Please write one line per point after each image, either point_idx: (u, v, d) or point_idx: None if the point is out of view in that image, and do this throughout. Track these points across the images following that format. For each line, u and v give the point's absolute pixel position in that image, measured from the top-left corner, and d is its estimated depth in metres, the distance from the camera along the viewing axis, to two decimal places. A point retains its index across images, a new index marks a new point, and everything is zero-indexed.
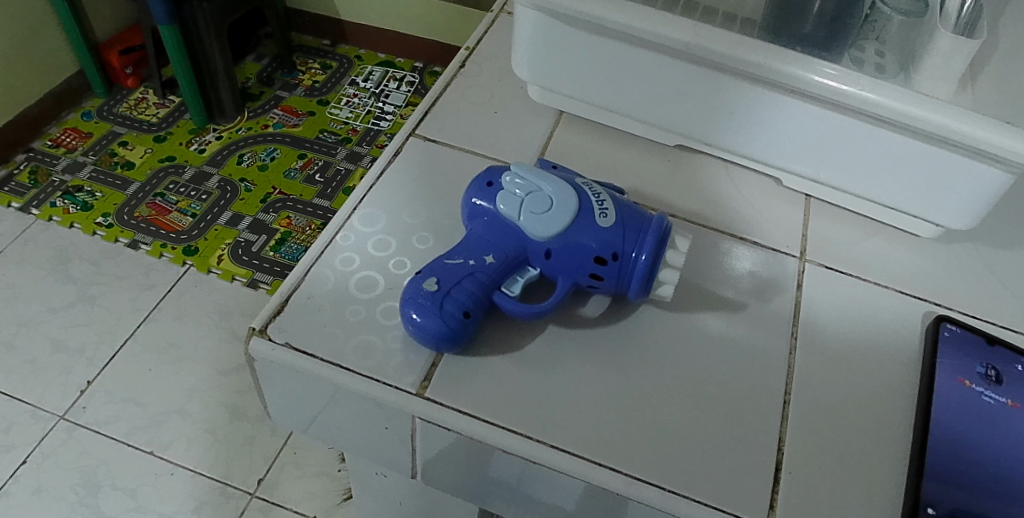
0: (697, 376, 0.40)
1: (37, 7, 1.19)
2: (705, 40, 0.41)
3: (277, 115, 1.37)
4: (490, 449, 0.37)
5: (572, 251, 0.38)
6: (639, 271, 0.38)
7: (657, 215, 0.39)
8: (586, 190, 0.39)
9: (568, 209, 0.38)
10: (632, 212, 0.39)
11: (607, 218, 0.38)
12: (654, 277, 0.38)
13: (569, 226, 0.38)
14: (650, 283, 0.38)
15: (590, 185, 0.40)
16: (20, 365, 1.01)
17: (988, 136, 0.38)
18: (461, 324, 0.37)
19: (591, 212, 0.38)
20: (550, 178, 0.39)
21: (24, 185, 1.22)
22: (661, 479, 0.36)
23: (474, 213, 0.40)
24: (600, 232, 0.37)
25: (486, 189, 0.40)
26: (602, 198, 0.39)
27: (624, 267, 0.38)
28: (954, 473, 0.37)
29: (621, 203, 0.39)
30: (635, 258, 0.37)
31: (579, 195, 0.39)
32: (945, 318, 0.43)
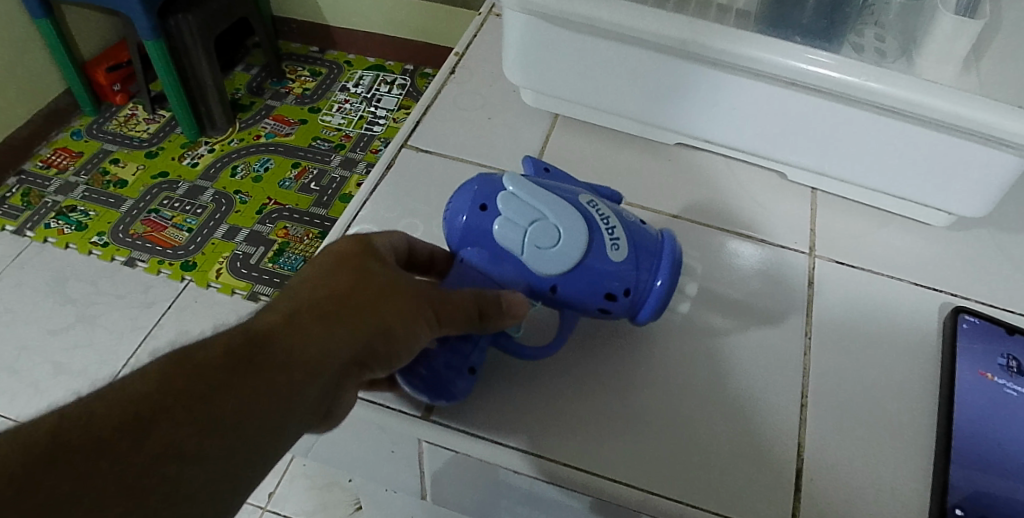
0: (711, 383, 0.39)
1: (20, 27, 1.18)
2: (703, 37, 0.40)
3: (268, 125, 1.36)
4: (501, 467, 0.36)
5: (582, 288, 0.35)
6: (652, 302, 0.36)
7: (666, 239, 0.37)
8: (594, 211, 0.36)
9: (579, 242, 0.34)
10: (643, 238, 0.37)
11: (619, 250, 0.35)
12: (666, 305, 0.37)
13: (581, 261, 0.35)
14: (661, 310, 0.37)
15: (595, 203, 0.36)
16: (23, 389, 1.00)
17: (1000, 121, 0.37)
18: (469, 381, 0.36)
19: (602, 243, 0.35)
20: (553, 201, 0.35)
21: (17, 207, 1.21)
22: (680, 493, 0.35)
23: (467, 240, 0.36)
24: (613, 268, 0.35)
25: (480, 212, 0.35)
26: (610, 222, 0.36)
27: (637, 298, 0.36)
28: (981, 468, 0.35)
29: (630, 226, 0.37)
30: (648, 290, 0.36)
31: (588, 220, 0.35)
32: (963, 308, 0.42)
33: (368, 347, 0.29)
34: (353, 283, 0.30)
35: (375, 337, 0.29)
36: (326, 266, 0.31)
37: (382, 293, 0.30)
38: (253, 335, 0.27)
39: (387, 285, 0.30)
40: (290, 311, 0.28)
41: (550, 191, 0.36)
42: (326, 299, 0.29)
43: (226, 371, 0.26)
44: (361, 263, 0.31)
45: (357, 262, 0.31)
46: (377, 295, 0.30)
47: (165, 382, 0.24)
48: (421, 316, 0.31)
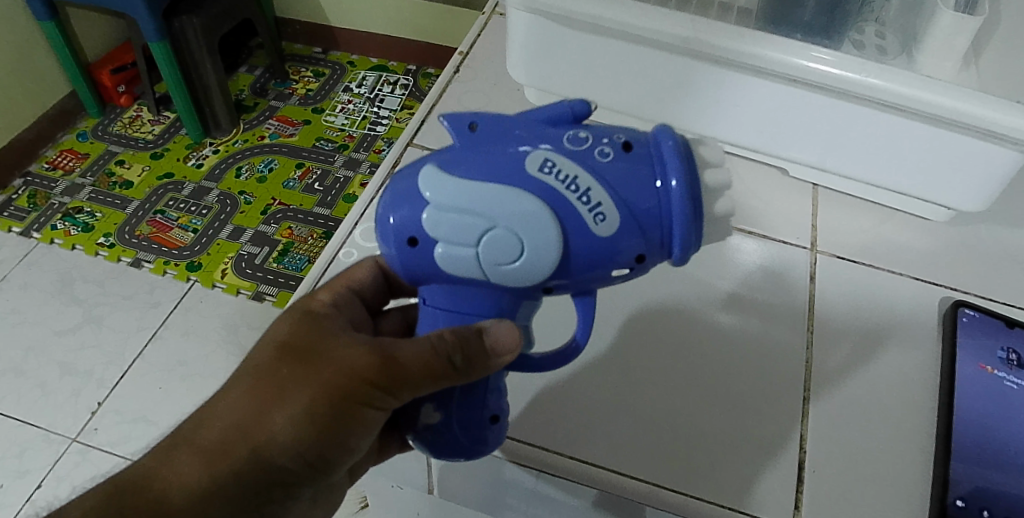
0: (714, 376, 0.40)
1: (24, 29, 1.18)
2: (705, 34, 0.41)
3: (273, 126, 1.37)
4: (507, 460, 0.37)
5: (582, 275, 0.28)
6: (678, 247, 0.27)
7: (666, 155, 0.26)
8: (552, 180, 0.26)
9: (550, 236, 0.26)
10: (634, 179, 0.26)
11: (606, 220, 0.26)
12: (700, 232, 0.27)
13: (566, 255, 0.27)
14: (698, 237, 0.27)
15: (550, 162, 0.26)
16: (31, 389, 1.01)
17: (999, 116, 0.37)
18: (498, 430, 0.32)
19: (580, 220, 0.26)
20: (493, 198, 0.26)
21: (23, 209, 1.21)
22: (684, 485, 0.35)
23: (412, 274, 0.29)
24: (610, 245, 0.26)
25: (412, 247, 0.28)
26: (579, 183, 0.26)
27: (657, 256, 0.28)
28: (981, 459, 0.36)
29: (609, 168, 0.26)
30: (667, 243, 0.27)
31: (549, 200, 0.26)
32: (963, 302, 0.42)
33: (298, 455, 0.30)
34: (257, 393, 0.30)
35: (292, 449, 0.30)
36: (244, 372, 0.31)
37: (283, 401, 0.29)
38: (170, 463, 0.30)
39: (319, 378, 0.29)
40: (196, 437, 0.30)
41: (485, 180, 0.26)
42: (233, 416, 0.30)
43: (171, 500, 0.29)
44: (298, 350, 0.30)
45: (292, 351, 0.30)
46: (278, 404, 0.30)
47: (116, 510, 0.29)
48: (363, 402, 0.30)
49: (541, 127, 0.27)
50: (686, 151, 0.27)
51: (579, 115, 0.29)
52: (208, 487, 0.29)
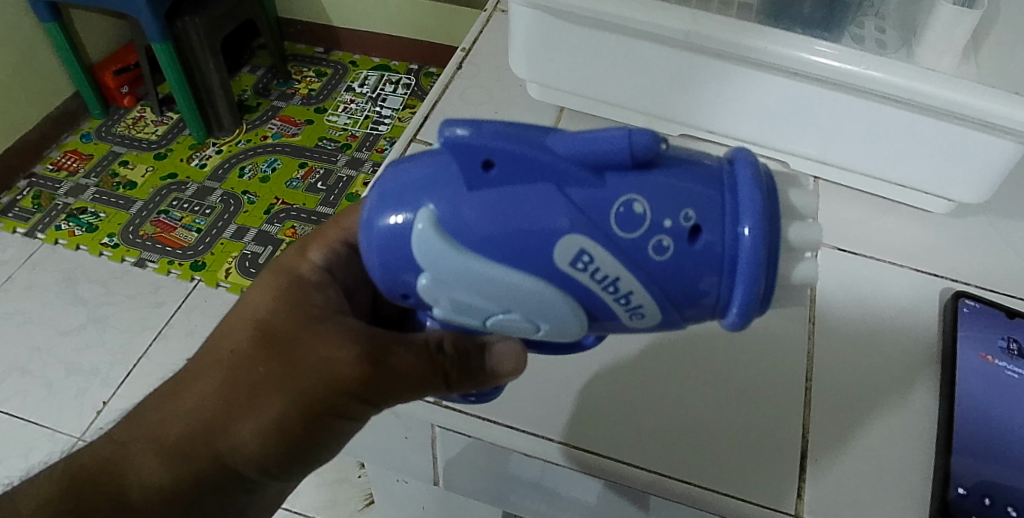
0: (717, 368, 0.40)
1: (28, 31, 1.19)
2: (706, 29, 0.41)
3: (275, 125, 1.37)
4: (513, 449, 0.37)
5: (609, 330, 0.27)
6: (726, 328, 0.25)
7: (744, 251, 0.22)
8: (586, 277, 0.23)
9: (570, 326, 0.25)
10: (687, 274, 0.23)
11: (641, 314, 0.24)
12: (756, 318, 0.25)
13: (589, 329, 0.26)
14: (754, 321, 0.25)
15: (586, 255, 0.23)
16: (36, 389, 1.02)
17: (997, 107, 0.38)
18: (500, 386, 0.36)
19: (612, 310, 0.25)
20: (509, 290, 0.24)
21: (27, 210, 1.22)
22: (689, 474, 0.36)
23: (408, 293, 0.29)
24: (642, 326, 0.25)
25: (405, 297, 0.27)
26: (618, 283, 0.23)
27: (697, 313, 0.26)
28: (982, 446, 0.36)
29: (660, 265, 0.23)
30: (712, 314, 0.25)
31: (576, 294, 0.24)
32: (964, 293, 0.42)
33: (267, 458, 0.31)
34: (228, 394, 0.30)
35: (262, 453, 0.31)
36: (216, 366, 0.31)
37: (253, 406, 0.30)
38: (142, 455, 0.31)
39: (292, 386, 0.30)
40: (167, 432, 0.31)
41: (501, 262, 0.24)
42: (205, 415, 0.31)
43: (137, 495, 0.30)
44: (276, 348, 0.30)
45: (267, 348, 0.31)
46: (248, 408, 0.30)
47: (85, 496, 0.31)
48: (338, 414, 0.31)
49: (579, 189, 0.23)
50: (767, 241, 0.22)
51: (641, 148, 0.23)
52: (176, 481, 0.31)
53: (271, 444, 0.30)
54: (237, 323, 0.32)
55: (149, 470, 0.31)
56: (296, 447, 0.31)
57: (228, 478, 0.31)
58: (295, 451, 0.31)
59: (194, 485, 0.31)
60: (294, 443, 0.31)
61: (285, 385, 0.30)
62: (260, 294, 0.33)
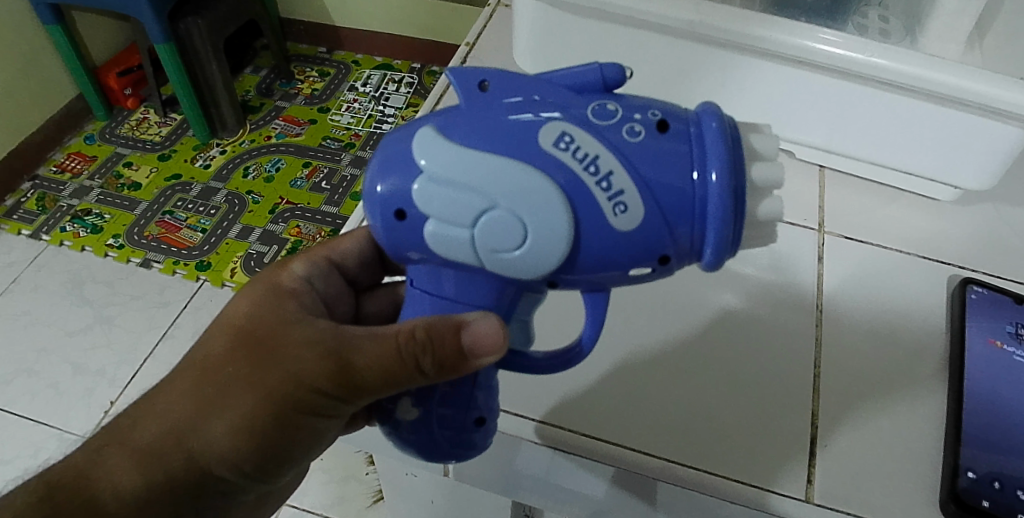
0: (726, 356, 0.40)
1: (31, 34, 1.20)
2: (710, 18, 0.41)
3: (279, 125, 1.38)
4: (524, 439, 0.37)
5: (595, 268, 0.27)
6: (711, 245, 0.26)
7: (709, 137, 0.25)
8: (568, 157, 0.25)
9: (556, 224, 0.25)
10: (665, 161, 0.25)
11: (625, 207, 0.25)
12: (734, 233, 0.26)
13: (575, 249, 0.26)
14: (732, 241, 0.26)
15: (568, 136, 0.25)
16: (44, 389, 1.02)
17: (1002, 93, 0.38)
18: (479, 431, 0.32)
19: (597, 208, 0.25)
20: (500, 171, 0.25)
21: (32, 212, 1.23)
22: (697, 460, 0.36)
23: (404, 253, 0.29)
24: (628, 231, 0.25)
25: (399, 220, 0.27)
26: (599, 162, 0.25)
27: (681, 259, 0.27)
28: (991, 429, 0.36)
29: (636, 147, 0.25)
30: (696, 243, 0.26)
31: (561, 179, 0.25)
32: (972, 280, 0.42)
33: (238, 456, 0.32)
34: (202, 394, 0.32)
35: (233, 451, 0.32)
36: (195, 367, 0.33)
37: (226, 404, 0.31)
38: (118, 457, 0.32)
39: (264, 380, 0.31)
40: (144, 433, 0.32)
41: (492, 147, 0.25)
42: (180, 416, 0.32)
43: (110, 497, 0.32)
44: (250, 347, 0.32)
45: (241, 348, 0.32)
46: (220, 406, 0.31)
47: (58, 501, 0.32)
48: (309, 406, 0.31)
49: (559, 94, 0.26)
50: (730, 137, 0.26)
51: (612, 81, 0.28)
52: (149, 483, 0.32)
53: (242, 441, 0.31)
54: (217, 328, 0.34)
55: (122, 473, 0.32)
56: (266, 445, 0.32)
57: (202, 476, 0.32)
58: (265, 452, 0.32)
59: (168, 486, 0.32)
60: (264, 440, 0.32)
61: (256, 383, 0.31)
62: (241, 298, 0.35)
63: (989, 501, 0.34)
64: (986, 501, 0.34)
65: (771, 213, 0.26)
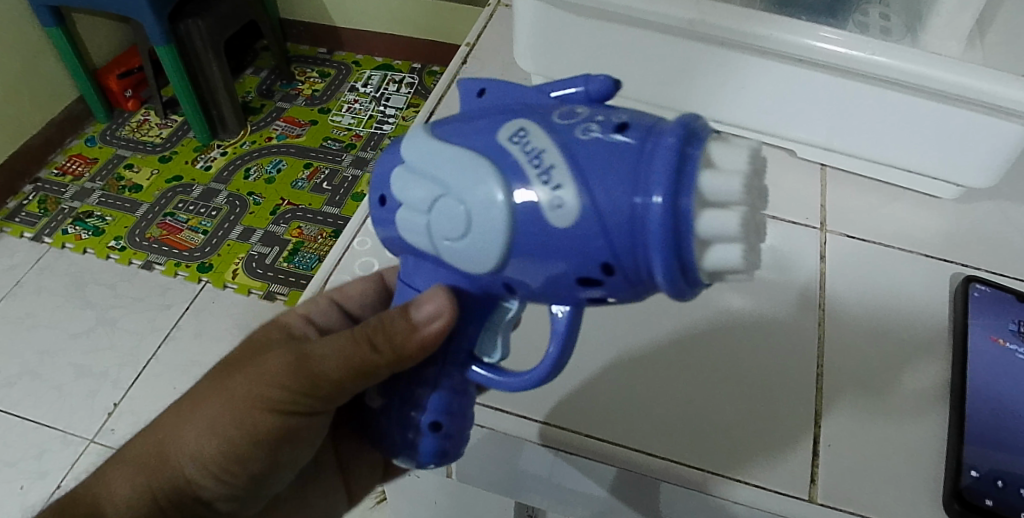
0: (729, 355, 0.40)
1: (32, 37, 1.20)
2: (710, 17, 0.42)
3: (279, 127, 1.38)
4: (526, 440, 0.37)
5: (540, 274, 0.25)
6: (658, 266, 0.22)
7: (663, 149, 0.22)
8: (517, 149, 0.24)
9: (493, 216, 0.24)
10: (616, 161, 0.22)
11: (564, 206, 0.23)
12: (685, 256, 0.22)
13: (514, 248, 0.24)
14: (683, 265, 0.22)
15: (523, 131, 0.24)
16: (48, 392, 1.03)
17: (1002, 91, 0.38)
18: (441, 441, 0.30)
19: (537, 204, 0.23)
20: (455, 162, 0.25)
21: (34, 214, 1.23)
22: (700, 461, 0.36)
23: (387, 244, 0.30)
24: (567, 233, 0.23)
25: (382, 206, 0.28)
26: (544, 155, 0.23)
27: (633, 284, 0.23)
28: (993, 428, 0.36)
29: (588, 144, 0.23)
30: (642, 266, 0.23)
31: (505, 170, 0.23)
32: (974, 278, 0.42)
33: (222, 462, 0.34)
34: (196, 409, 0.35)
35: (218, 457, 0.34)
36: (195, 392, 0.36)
37: (211, 413, 0.34)
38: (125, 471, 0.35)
39: (245, 385, 0.33)
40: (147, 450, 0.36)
41: (456, 140, 0.25)
42: (176, 430, 0.35)
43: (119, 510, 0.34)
44: (236, 366, 0.35)
45: (229, 368, 0.35)
46: (207, 416, 0.34)
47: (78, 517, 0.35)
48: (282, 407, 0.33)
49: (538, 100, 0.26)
50: (694, 152, 0.22)
51: (600, 91, 0.26)
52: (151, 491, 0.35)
53: (231, 444, 0.34)
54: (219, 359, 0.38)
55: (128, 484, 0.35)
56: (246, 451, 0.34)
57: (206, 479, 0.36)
58: (247, 460, 0.34)
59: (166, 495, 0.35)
60: (251, 442, 0.34)
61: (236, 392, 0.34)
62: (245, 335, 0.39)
63: (991, 499, 0.34)
64: (988, 499, 0.34)
65: (738, 245, 0.21)
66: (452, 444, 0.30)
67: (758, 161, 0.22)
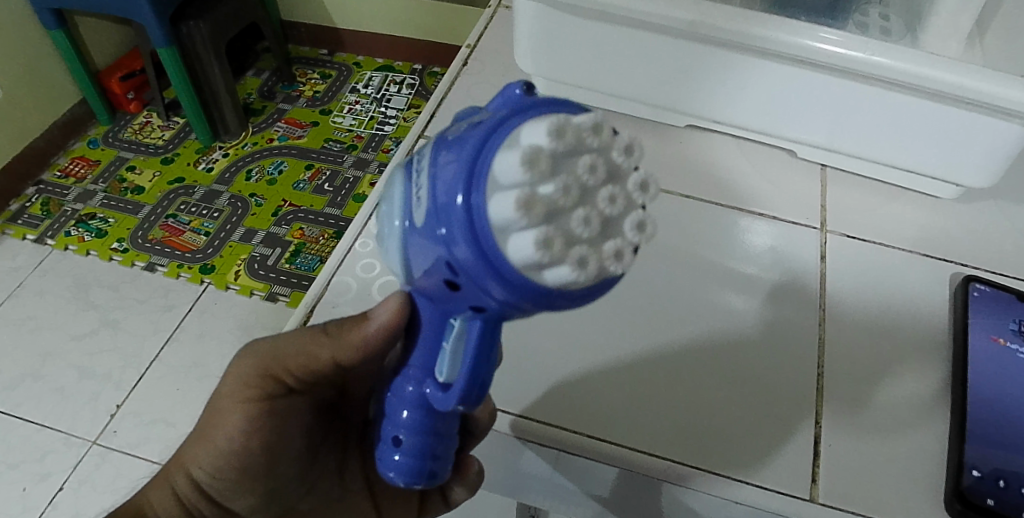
0: (729, 355, 0.40)
1: (35, 39, 1.20)
2: (710, 18, 0.42)
3: (281, 128, 1.38)
4: (526, 441, 0.37)
5: (431, 284, 0.26)
6: (478, 269, 0.21)
7: (475, 147, 0.21)
8: (412, 169, 0.25)
9: (394, 233, 0.26)
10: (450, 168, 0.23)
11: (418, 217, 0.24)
12: (496, 258, 0.21)
13: (410, 260, 0.26)
14: (499, 269, 0.21)
15: (421, 153, 0.26)
16: (51, 393, 1.03)
17: (1002, 91, 0.38)
18: (407, 459, 0.29)
19: (411, 217, 0.25)
20: (390, 188, 0.28)
21: (37, 216, 1.23)
22: (701, 462, 0.36)
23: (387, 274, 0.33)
24: (421, 241, 0.24)
25: None
26: (419, 171, 0.24)
27: (475, 291, 0.22)
28: (995, 428, 0.36)
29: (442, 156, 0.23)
30: (472, 271, 0.22)
31: (404, 190, 0.26)
32: (974, 277, 0.42)
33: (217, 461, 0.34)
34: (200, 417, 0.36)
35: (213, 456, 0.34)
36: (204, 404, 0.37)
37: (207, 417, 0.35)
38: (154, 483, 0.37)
39: (218, 407, 0.34)
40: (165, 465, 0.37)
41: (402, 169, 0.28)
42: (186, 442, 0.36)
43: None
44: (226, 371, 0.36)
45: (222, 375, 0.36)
46: (204, 419, 0.35)
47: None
48: (266, 417, 0.34)
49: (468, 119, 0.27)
50: (498, 146, 0.21)
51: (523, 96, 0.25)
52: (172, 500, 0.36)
53: (224, 455, 0.34)
54: None
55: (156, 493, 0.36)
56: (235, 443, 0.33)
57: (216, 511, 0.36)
58: (240, 453, 0.34)
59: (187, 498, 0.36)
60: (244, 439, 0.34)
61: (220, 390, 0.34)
62: None
63: (993, 499, 0.34)
64: (990, 499, 0.34)
65: (531, 233, 0.19)
66: (440, 464, 0.30)
67: (548, 142, 0.20)
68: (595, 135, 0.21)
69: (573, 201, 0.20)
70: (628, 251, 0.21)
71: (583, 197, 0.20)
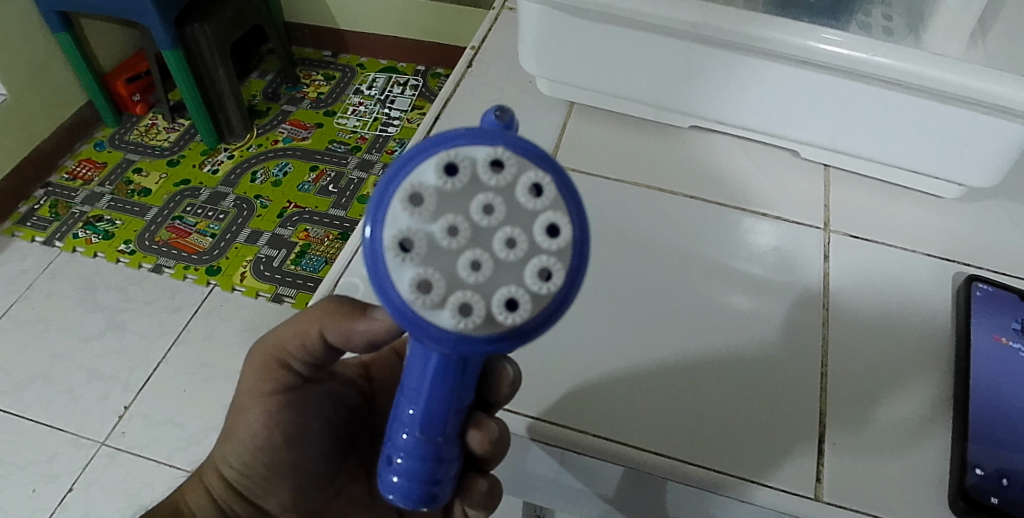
0: (733, 354, 0.40)
1: (42, 43, 1.21)
2: (714, 20, 0.42)
3: (286, 129, 1.39)
4: (531, 440, 0.37)
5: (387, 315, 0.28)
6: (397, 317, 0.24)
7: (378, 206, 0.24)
8: None
9: None
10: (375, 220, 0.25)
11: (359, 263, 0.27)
12: (407, 310, 0.23)
13: None
14: (411, 319, 0.24)
15: None
16: (60, 395, 1.04)
17: (1005, 91, 0.38)
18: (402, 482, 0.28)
19: None
20: None
21: (45, 219, 1.24)
22: (706, 461, 0.36)
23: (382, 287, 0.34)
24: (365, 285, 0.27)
25: None
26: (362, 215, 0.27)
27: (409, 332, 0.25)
28: (998, 427, 0.36)
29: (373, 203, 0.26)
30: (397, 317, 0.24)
31: None
32: (977, 277, 0.42)
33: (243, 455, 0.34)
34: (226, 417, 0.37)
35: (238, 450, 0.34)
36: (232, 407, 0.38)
37: (231, 415, 0.35)
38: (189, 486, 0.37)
39: (240, 404, 0.35)
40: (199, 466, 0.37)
41: None
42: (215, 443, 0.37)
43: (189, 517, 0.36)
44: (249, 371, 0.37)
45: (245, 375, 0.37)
46: (229, 417, 0.36)
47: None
48: (285, 408, 0.34)
49: None
50: (390, 206, 0.23)
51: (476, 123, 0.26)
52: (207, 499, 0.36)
53: (251, 449, 0.34)
54: None
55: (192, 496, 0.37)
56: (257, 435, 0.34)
57: (248, 511, 0.36)
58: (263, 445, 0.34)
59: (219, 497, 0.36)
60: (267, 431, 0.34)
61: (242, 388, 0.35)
62: None
63: (996, 498, 0.34)
64: (994, 497, 0.34)
65: (417, 279, 0.23)
66: (441, 487, 0.29)
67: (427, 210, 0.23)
68: (491, 175, 0.23)
69: (461, 244, 0.23)
70: (517, 298, 0.23)
71: (475, 238, 0.23)
